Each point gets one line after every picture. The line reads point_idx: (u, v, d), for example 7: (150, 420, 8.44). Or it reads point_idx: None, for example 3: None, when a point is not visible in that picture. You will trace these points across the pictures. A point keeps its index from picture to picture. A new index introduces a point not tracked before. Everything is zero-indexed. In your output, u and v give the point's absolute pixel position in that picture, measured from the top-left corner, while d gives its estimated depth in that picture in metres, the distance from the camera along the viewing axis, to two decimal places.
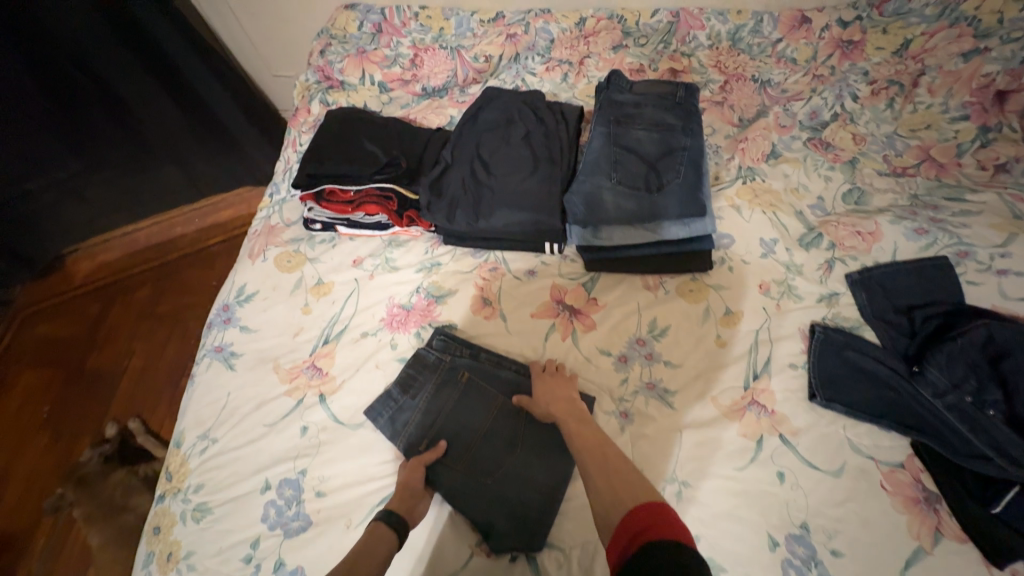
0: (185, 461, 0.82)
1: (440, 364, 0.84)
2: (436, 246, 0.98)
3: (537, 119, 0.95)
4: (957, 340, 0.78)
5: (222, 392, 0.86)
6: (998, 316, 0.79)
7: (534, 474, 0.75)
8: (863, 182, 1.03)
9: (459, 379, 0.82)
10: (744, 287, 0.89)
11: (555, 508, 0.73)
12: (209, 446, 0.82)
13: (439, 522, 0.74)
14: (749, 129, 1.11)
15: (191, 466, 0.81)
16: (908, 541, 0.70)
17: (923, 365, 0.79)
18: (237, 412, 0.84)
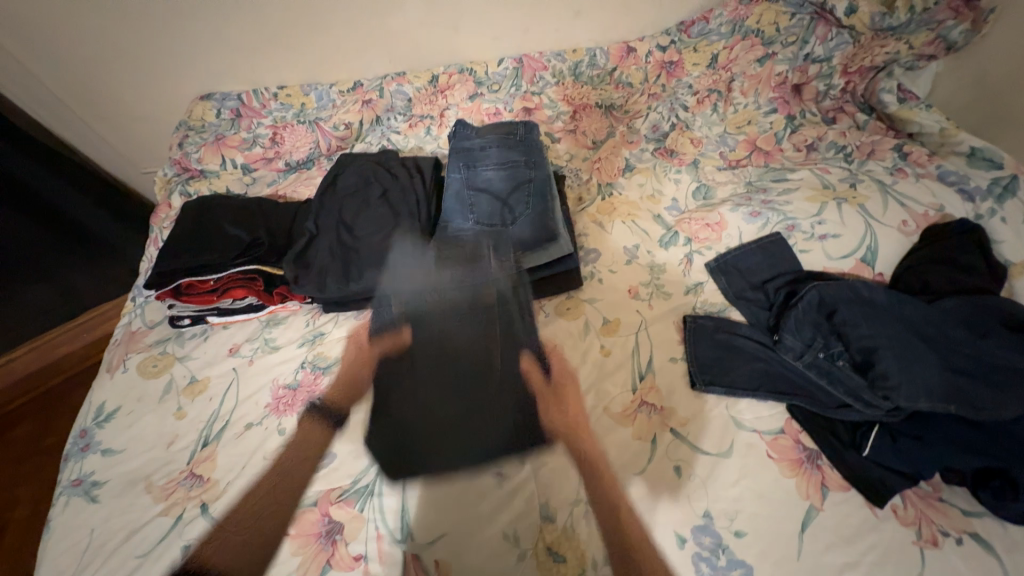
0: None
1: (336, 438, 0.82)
2: (317, 316, 0.97)
3: (393, 177, 0.99)
4: (799, 304, 0.85)
5: (82, 531, 0.76)
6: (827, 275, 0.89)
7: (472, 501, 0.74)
8: (707, 179, 1.14)
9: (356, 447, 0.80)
10: (616, 295, 0.94)
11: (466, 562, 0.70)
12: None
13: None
14: (602, 150, 1.21)
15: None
16: (801, 503, 0.73)
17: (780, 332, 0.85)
18: (99, 552, 0.74)
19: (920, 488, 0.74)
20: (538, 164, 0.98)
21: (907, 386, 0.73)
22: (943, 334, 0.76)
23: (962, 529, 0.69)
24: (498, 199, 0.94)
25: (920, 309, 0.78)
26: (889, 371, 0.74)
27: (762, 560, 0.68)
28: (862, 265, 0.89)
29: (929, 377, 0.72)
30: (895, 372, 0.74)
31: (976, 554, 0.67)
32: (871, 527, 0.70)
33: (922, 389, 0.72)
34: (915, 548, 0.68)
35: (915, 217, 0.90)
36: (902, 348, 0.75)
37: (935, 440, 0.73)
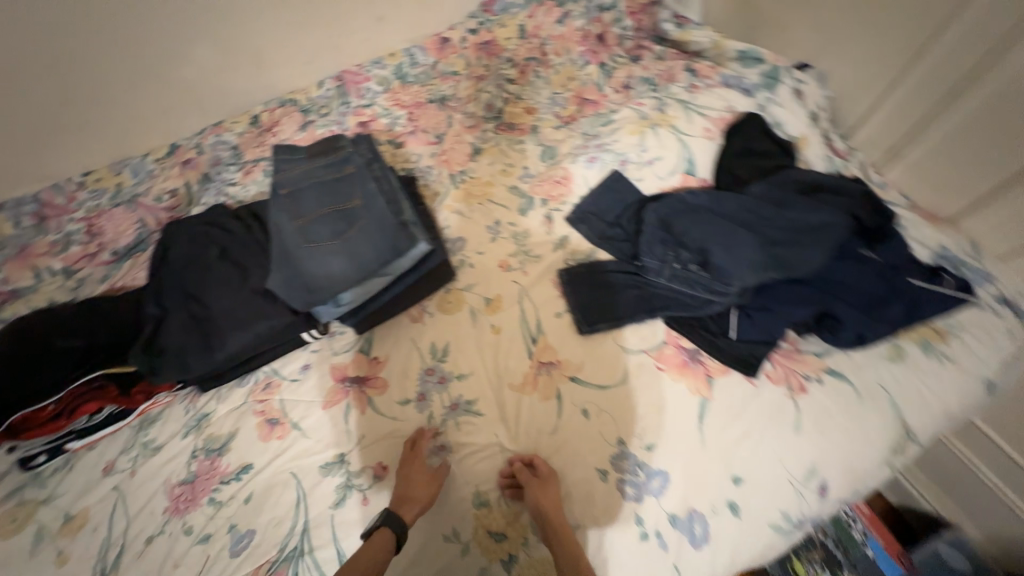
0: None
1: (254, 513, 0.77)
2: (197, 398, 0.89)
3: (229, 232, 0.92)
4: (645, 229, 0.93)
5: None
6: (664, 194, 0.97)
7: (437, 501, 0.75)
8: (548, 141, 1.20)
9: (280, 510, 0.77)
10: (491, 274, 0.96)
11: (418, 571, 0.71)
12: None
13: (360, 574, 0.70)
14: (446, 141, 1.24)
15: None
16: (694, 399, 0.80)
17: (642, 257, 0.93)
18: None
19: (782, 348, 0.84)
20: (336, 148, 0.96)
21: (736, 270, 0.82)
22: (760, 214, 0.86)
23: (820, 369, 0.81)
24: (314, 184, 0.91)
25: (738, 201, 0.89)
26: (720, 264, 0.84)
27: (674, 462, 0.75)
28: (687, 176, 0.99)
29: (752, 256, 0.82)
30: (726, 262, 0.84)
31: (833, 385, 0.79)
32: (753, 397, 0.79)
33: (749, 268, 0.82)
34: (788, 400, 0.79)
35: (713, 122, 1.01)
36: (731, 238, 0.85)
37: (779, 305, 0.84)
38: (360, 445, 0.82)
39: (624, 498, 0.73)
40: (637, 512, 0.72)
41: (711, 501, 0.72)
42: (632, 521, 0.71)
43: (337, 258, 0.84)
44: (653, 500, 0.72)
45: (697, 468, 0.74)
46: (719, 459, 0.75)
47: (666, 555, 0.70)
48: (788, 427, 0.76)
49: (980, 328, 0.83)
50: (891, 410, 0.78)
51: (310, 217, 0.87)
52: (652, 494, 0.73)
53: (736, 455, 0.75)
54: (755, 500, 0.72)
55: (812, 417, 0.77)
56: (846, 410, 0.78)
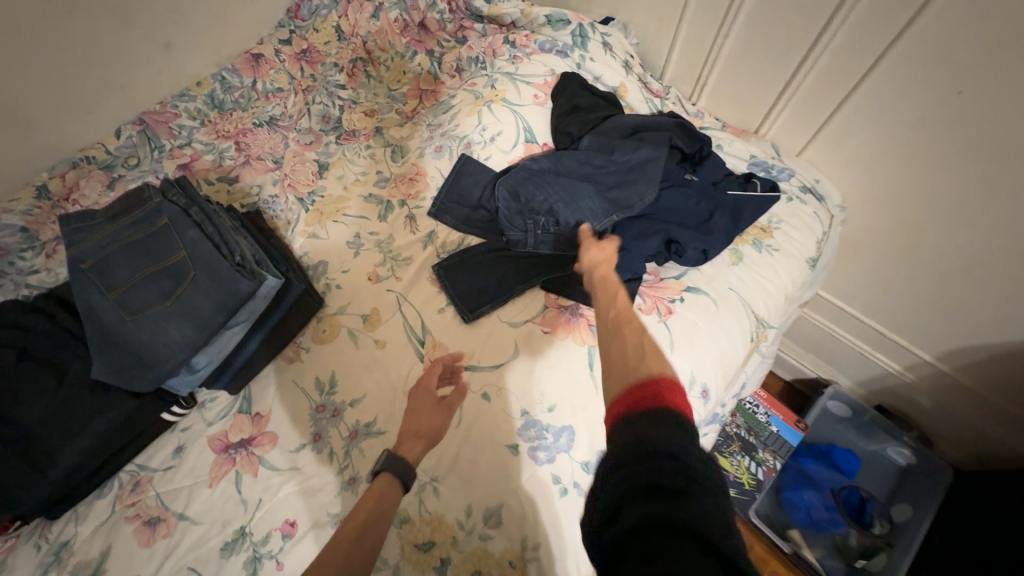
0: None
1: None
2: (48, 528, 0.75)
3: (30, 329, 0.78)
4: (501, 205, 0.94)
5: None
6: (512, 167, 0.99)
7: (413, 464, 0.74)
8: (395, 139, 1.17)
9: None
10: (362, 289, 0.92)
11: None
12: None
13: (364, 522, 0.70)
14: (287, 163, 1.14)
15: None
16: (581, 350, 0.83)
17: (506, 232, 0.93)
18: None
19: (647, 280, 0.91)
20: (142, 201, 0.85)
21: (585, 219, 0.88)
22: (594, 165, 0.94)
23: (680, 290, 0.89)
24: (121, 247, 0.79)
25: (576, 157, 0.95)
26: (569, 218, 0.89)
27: (575, 414, 0.78)
28: (530, 144, 1.02)
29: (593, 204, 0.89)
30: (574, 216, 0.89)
31: (692, 300, 0.88)
32: None
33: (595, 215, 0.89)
34: (660, 324, 0.85)
35: (540, 88, 1.05)
36: (575, 194, 0.90)
37: (633, 241, 0.89)
38: (262, 510, 0.75)
39: (537, 464, 0.75)
40: (553, 471, 0.75)
41: None
42: (550, 481, 0.74)
43: (173, 322, 0.75)
44: (564, 456, 0.76)
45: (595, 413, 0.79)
46: None
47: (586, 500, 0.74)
48: (665, 349, 0.83)
49: (790, 217, 0.98)
50: (742, 307, 0.89)
51: (129, 284, 0.77)
52: (562, 451, 0.76)
53: None
54: None
55: (682, 333, 0.85)
56: (708, 318, 0.86)
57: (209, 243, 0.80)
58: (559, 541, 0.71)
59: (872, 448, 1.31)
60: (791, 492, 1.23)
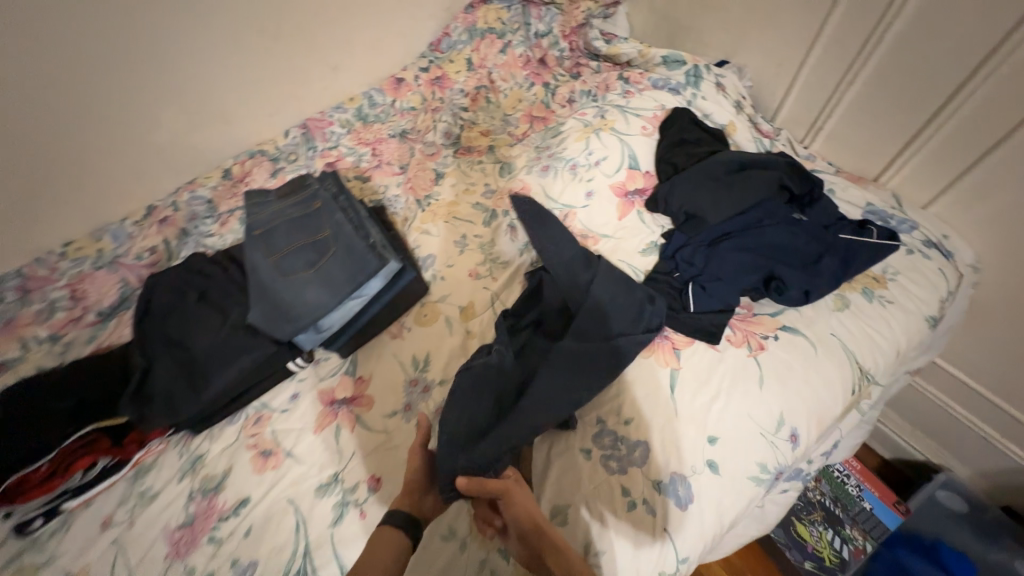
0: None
1: (259, 545, 0.78)
2: (190, 441, 0.91)
3: (209, 277, 0.97)
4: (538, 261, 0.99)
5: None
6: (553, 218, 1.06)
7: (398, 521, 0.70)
8: (505, 157, 1.29)
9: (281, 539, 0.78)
10: (461, 284, 1.02)
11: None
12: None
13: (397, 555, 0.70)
14: (410, 169, 1.31)
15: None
16: (664, 371, 0.84)
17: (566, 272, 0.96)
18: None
19: (739, 313, 0.91)
20: (304, 186, 1.03)
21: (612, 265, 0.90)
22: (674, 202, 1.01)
23: (774, 327, 0.87)
24: (284, 221, 0.97)
25: (686, 181, 1.00)
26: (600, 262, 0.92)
27: (652, 431, 0.79)
28: (633, 171, 1.08)
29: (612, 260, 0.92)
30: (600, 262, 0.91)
31: (788, 340, 0.85)
32: (719, 361, 0.84)
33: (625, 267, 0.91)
34: (751, 358, 0.84)
35: (648, 121, 1.11)
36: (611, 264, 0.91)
37: (727, 273, 0.91)
38: (354, 462, 0.84)
39: (608, 472, 0.76)
40: (623, 483, 0.75)
41: (691, 462, 0.76)
42: (620, 493, 0.74)
43: (313, 287, 0.89)
44: (636, 469, 0.76)
45: (673, 435, 0.78)
46: (694, 423, 0.79)
47: (656, 520, 0.72)
48: (753, 383, 0.81)
49: (910, 271, 0.92)
50: (845, 356, 0.84)
51: (284, 252, 0.93)
52: (635, 465, 0.76)
53: (709, 417, 0.79)
54: (732, 456, 0.76)
55: (775, 371, 0.82)
56: (804, 361, 0.83)
57: (350, 226, 0.95)
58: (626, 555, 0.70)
59: (995, 556, 1.06)
60: None
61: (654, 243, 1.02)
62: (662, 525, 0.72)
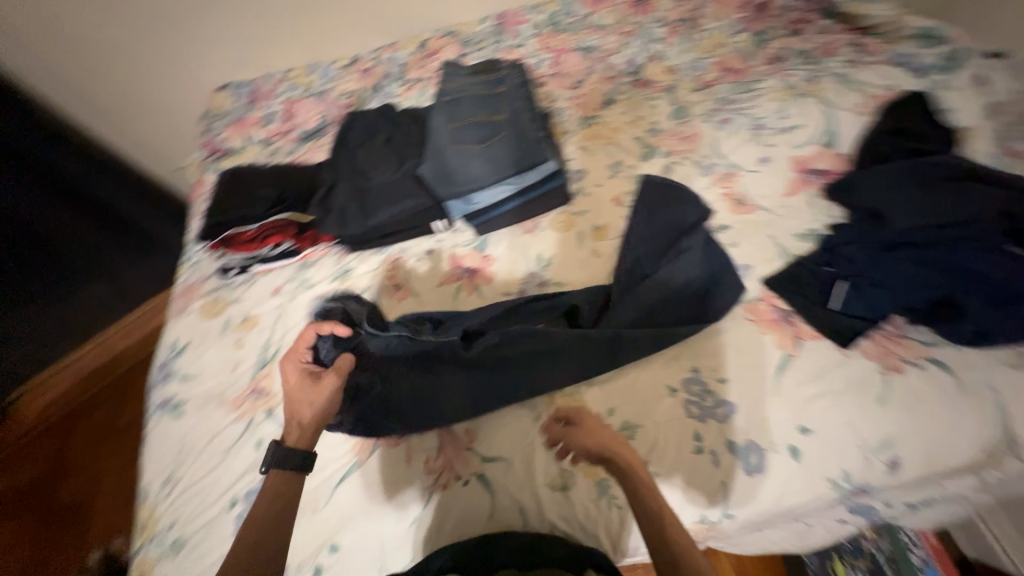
0: (177, 496, 0.85)
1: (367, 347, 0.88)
2: (344, 256, 1.08)
3: (395, 126, 1.10)
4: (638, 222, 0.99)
5: (179, 434, 0.91)
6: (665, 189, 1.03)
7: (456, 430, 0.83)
8: (682, 101, 1.23)
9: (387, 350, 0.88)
10: (601, 205, 1.04)
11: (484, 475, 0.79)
12: (181, 465, 0.88)
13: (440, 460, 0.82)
14: (584, 87, 1.31)
15: (175, 494, 0.86)
16: (777, 352, 0.83)
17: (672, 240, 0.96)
18: (199, 447, 0.89)
19: (885, 329, 0.83)
20: (495, 70, 1.10)
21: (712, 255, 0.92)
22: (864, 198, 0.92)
23: (922, 356, 0.79)
24: (471, 96, 1.05)
25: (882, 175, 0.91)
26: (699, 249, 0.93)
27: (742, 399, 0.79)
28: (825, 148, 1.01)
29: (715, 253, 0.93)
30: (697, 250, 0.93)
31: (933, 373, 0.77)
32: (842, 364, 0.80)
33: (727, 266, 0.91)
34: (881, 375, 0.78)
35: (869, 98, 1.03)
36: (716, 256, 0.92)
37: (892, 282, 0.83)
38: None
39: (687, 414, 0.79)
40: (696, 429, 0.78)
41: (771, 440, 0.76)
42: (690, 436, 0.77)
43: (478, 160, 0.99)
44: (715, 423, 0.78)
45: (763, 410, 0.78)
46: (789, 408, 0.78)
47: (716, 471, 0.75)
48: (872, 398, 0.77)
49: None
50: (995, 414, 0.75)
51: (462, 123, 1.02)
52: (715, 420, 0.78)
53: (809, 409, 0.77)
54: (819, 452, 0.75)
55: (904, 395, 0.76)
56: (944, 400, 0.76)
57: (525, 117, 1.01)
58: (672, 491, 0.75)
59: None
60: None
61: (814, 231, 0.96)
62: (720, 477, 0.75)
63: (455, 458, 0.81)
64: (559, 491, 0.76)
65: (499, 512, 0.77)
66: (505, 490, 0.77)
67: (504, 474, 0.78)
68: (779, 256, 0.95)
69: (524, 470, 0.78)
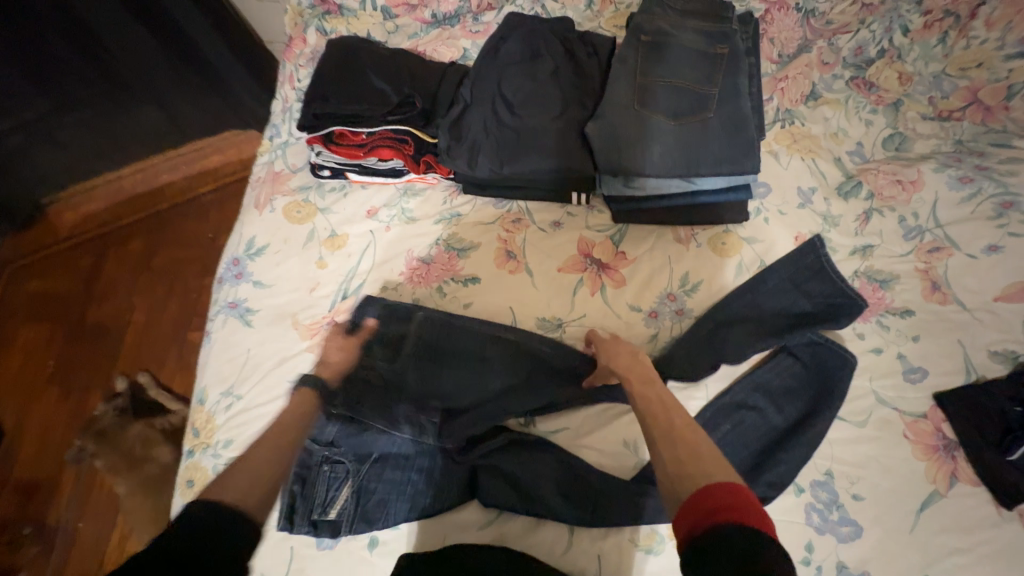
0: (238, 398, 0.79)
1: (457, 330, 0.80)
2: (455, 195, 0.92)
3: (566, 54, 0.85)
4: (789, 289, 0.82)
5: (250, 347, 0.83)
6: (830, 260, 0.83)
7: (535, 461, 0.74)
8: (905, 127, 0.98)
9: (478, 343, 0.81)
10: (780, 240, 0.85)
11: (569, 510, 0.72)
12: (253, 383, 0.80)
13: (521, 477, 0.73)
14: (790, 66, 1.02)
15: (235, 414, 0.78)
16: (926, 485, 0.73)
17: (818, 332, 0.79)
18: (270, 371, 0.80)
19: None
20: (720, 18, 0.80)
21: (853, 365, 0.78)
22: None
23: None
24: (681, 47, 0.79)
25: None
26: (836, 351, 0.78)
27: (874, 525, 0.71)
28: None
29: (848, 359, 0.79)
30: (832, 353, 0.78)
31: None
32: (992, 524, 0.71)
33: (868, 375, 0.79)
34: None
35: None
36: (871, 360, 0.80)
37: None
38: (578, 322, 0.83)
39: (805, 520, 0.71)
40: (810, 538, 0.70)
41: None
42: (801, 544, 0.70)
43: (665, 142, 0.78)
44: (833, 540, 0.70)
45: (892, 545, 0.70)
46: (920, 552, 0.70)
47: None
48: (1014, 574, 0.68)
49: None
50: None
51: (659, 83, 0.79)
52: (835, 536, 0.70)
53: (941, 562, 0.69)
54: None
55: None
56: None
57: (745, 101, 0.77)
58: None
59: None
60: None
61: (1015, 355, 0.80)
62: None
63: (546, 482, 0.73)
64: (642, 554, 0.70)
65: (574, 551, 0.71)
66: (587, 532, 0.71)
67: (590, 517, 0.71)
68: (965, 373, 0.80)
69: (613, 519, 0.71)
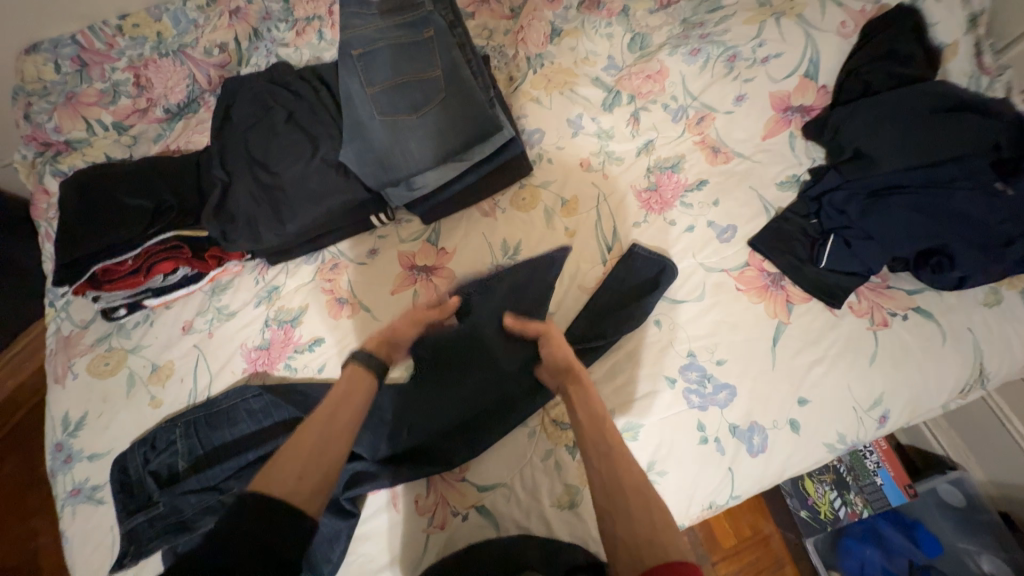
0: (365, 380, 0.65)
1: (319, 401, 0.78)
2: (265, 270, 0.89)
3: (294, 96, 0.85)
4: (592, 213, 0.87)
5: (152, 476, 0.75)
6: (611, 173, 0.91)
7: (433, 486, 0.74)
8: (640, 26, 1.03)
9: None
10: (568, 173, 0.90)
11: (490, 507, 0.72)
12: (163, 508, 0.73)
13: (430, 501, 0.73)
14: (523, 16, 1.06)
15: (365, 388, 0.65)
16: (770, 321, 0.79)
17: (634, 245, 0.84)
18: (172, 491, 0.73)
19: (870, 282, 0.82)
20: (412, 4, 0.83)
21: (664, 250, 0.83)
22: (881, 131, 0.80)
23: (906, 307, 0.79)
24: (390, 47, 0.80)
25: (872, 109, 0.82)
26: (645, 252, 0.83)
27: (743, 379, 0.76)
28: (806, 81, 0.90)
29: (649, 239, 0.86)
30: (645, 252, 0.83)
31: (917, 323, 0.78)
32: (833, 326, 0.78)
33: (689, 251, 0.85)
34: (869, 332, 0.78)
35: (853, 15, 0.89)
36: (689, 241, 0.85)
37: (886, 234, 0.78)
38: None
39: (687, 405, 0.75)
40: (699, 419, 0.74)
41: (773, 418, 0.74)
42: (694, 426, 0.74)
43: (418, 136, 0.79)
44: (716, 410, 0.74)
45: (763, 388, 0.75)
46: (789, 380, 0.76)
47: (722, 458, 0.73)
48: (863, 358, 0.76)
49: None
50: (972, 355, 0.77)
51: (385, 86, 0.79)
52: (716, 406, 0.74)
53: (806, 379, 0.76)
54: (819, 422, 0.74)
55: (890, 351, 0.76)
56: (927, 348, 0.77)
57: (466, 71, 0.80)
58: (685, 493, 0.73)
59: (965, 546, 1.04)
60: (853, 541, 1.08)
61: (797, 177, 0.89)
62: (726, 463, 0.73)
63: (448, 492, 0.73)
64: (567, 513, 0.71)
65: None
66: (509, 519, 0.71)
67: (507, 501, 0.72)
68: (764, 212, 0.87)
69: (527, 496, 0.72)
